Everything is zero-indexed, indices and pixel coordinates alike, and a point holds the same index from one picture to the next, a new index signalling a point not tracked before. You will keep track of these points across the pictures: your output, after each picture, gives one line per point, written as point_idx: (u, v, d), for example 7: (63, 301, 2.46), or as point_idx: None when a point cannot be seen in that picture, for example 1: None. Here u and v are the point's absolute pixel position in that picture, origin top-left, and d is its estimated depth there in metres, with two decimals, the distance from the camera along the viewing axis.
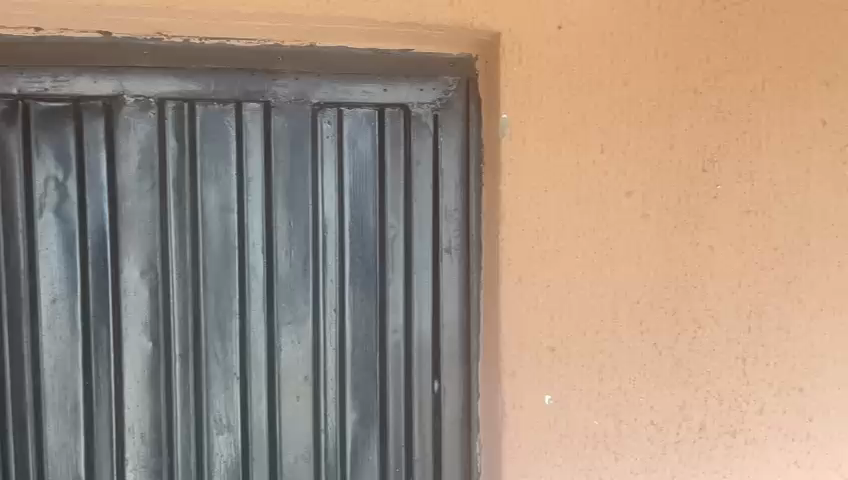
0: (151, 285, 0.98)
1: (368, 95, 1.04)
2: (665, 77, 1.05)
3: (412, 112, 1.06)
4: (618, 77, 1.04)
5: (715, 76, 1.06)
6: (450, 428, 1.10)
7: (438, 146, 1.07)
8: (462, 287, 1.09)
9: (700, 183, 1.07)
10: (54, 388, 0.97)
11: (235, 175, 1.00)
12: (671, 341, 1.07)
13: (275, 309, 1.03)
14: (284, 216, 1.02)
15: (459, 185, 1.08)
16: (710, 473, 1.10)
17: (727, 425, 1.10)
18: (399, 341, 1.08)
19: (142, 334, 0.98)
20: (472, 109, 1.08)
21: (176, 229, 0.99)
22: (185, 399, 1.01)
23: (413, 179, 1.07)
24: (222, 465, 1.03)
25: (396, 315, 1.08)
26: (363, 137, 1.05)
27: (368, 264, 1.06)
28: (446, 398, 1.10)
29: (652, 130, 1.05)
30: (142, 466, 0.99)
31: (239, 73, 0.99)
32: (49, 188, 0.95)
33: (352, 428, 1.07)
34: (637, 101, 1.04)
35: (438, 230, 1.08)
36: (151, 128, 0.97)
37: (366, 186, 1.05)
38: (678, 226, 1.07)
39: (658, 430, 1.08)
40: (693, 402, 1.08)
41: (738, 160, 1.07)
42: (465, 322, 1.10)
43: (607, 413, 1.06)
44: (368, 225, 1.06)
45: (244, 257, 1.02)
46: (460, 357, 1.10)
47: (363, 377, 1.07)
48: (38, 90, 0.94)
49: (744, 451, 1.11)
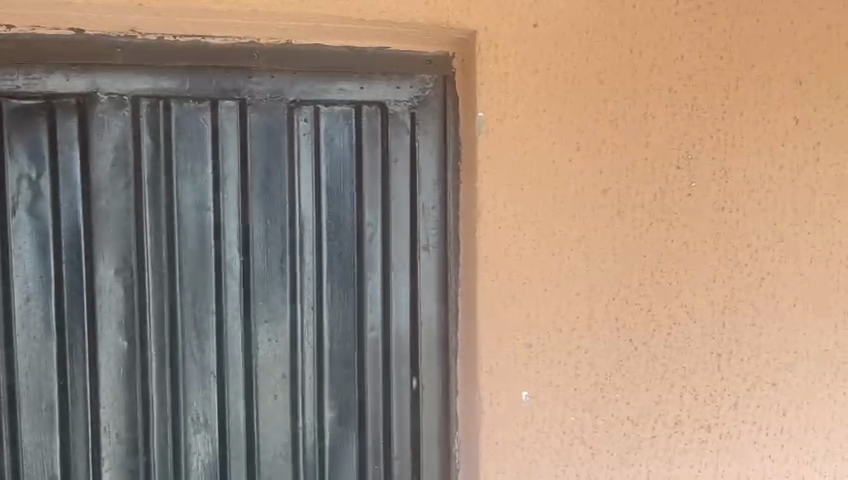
0: (126, 283, 0.98)
1: (344, 93, 1.04)
2: (640, 76, 1.06)
3: (389, 110, 1.06)
4: (593, 75, 1.04)
5: (690, 74, 1.07)
6: (429, 425, 1.11)
7: (416, 143, 1.08)
8: (440, 284, 1.10)
9: (675, 181, 1.08)
10: (29, 388, 0.96)
11: (211, 173, 1.00)
12: (646, 338, 1.08)
13: (252, 307, 1.03)
14: (261, 213, 1.02)
15: (437, 182, 1.08)
16: (685, 467, 1.11)
17: (702, 420, 1.11)
18: (377, 338, 1.09)
19: (117, 333, 0.98)
20: (449, 106, 1.08)
21: (152, 228, 0.98)
22: (162, 398, 1.00)
23: (390, 177, 1.07)
24: (200, 464, 1.03)
25: (374, 312, 1.08)
26: (340, 135, 1.05)
27: (345, 262, 1.06)
28: (424, 395, 1.10)
29: (628, 128, 1.06)
30: (118, 466, 0.99)
31: (214, 71, 0.99)
32: (22, 187, 0.94)
33: (330, 425, 1.07)
34: (612, 100, 1.05)
35: (415, 227, 1.08)
36: (126, 126, 0.97)
37: (343, 183, 1.06)
38: (653, 223, 1.07)
39: (634, 425, 1.09)
40: (668, 398, 1.10)
41: (712, 158, 1.08)
42: (443, 319, 1.10)
43: (583, 409, 1.07)
44: (345, 222, 1.06)
45: (221, 255, 1.01)
46: (439, 354, 1.10)
47: (342, 375, 1.07)
48: (10, 88, 0.93)
49: (718, 446, 1.12)
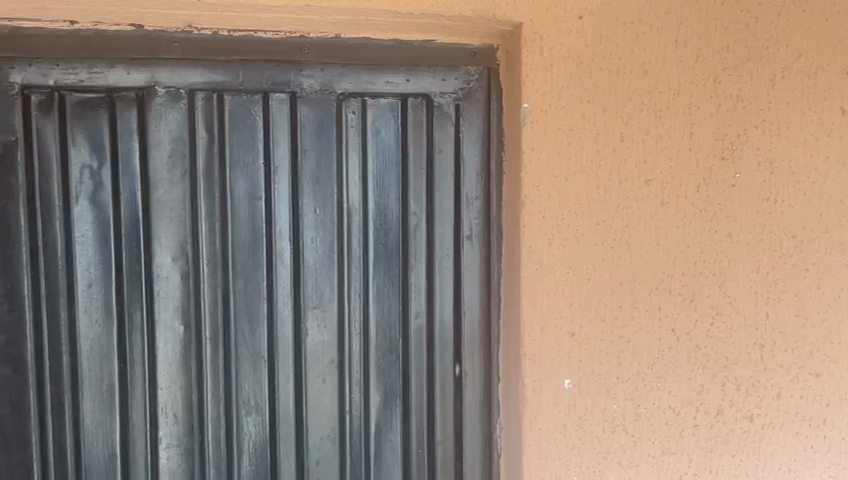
0: (182, 270, 1.02)
1: (391, 86, 1.07)
2: (684, 67, 1.06)
3: (434, 101, 1.08)
4: (638, 66, 1.05)
5: (735, 65, 1.07)
6: (471, 410, 1.13)
7: (460, 134, 1.09)
8: (483, 273, 1.12)
9: (720, 171, 1.08)
10: (91, 370, 1.01)
11: (263, 164, 1.03)
12: (689, 327, 1.09)
13: (302, 294, 1.06)
14: (310, 203, 1.05)
15: (480, 173, 1.10)
16: (727, 457, 1.12)
17: (744, 410, 1.11)
18: (421, 326, 1.11)
19: (173, 318, 1.02)
20: (493, 98, 1.09)
21: (206, 216, 1.02)
22: (216, 380, 1.04)
23: (435, 167, 1.09)
24: (251, 445, 1.06)
25: (418, 300, 1.10)
26: (387, 127, 1.07)
27: (390, 251, 1.09)
28: (467, 382, 1.13)
29: (672, 119, 1.06)
30: (175, 445, 1.03)
31: (266, 65, 1.02)
32: (84, 177, 0.98)
33: (375, 409, 1.10)
34: (656, 90, 1.06)
35: (459, 217, 1.10)
36: (182, 119, 1.00)
37: (389, 174, 1.08)
38: (697, 213, 1.08)
39: (676, 414, 1.10)
40: (711, 387, 1.10)
41: (757, 149, 1.08)
42: (486, 308, 1.12)
43: (625, 397, 1.08)
44: (391, 212, 1.08)
45: (271, 244, 1.05)
46: (481, 341, 1.12)
47: (386, 361, 1.10)
48: (74, 82, 0.97)
49: (761, 436, 1.12)
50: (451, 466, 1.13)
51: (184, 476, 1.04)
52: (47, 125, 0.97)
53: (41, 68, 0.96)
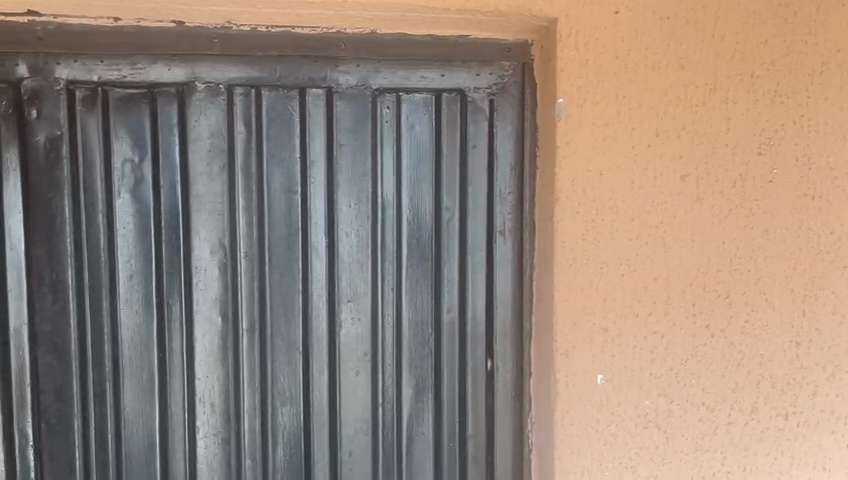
0: (221, 262, 1.03)
1: (425, 81, 1.07)
2: (721, 61, 1.05)
3: (468, 96, 1.09)
4: (674, 61, 1.04)
5: (773, 59, 1.06)
6: (502, 405, 1.13)
7: (494, 129, 1.10)
8: (515, 268, 1.12)
9: (756, 167, 1.07)
10: (131, 359, 1.03)
11: (299, 158, 1.05)
12: (723, 324, 1.08)
13: (336, 287, 1.08)
14: (345, 197, 1.06)
15: (513, 168, 1.11)
16: (761, 455, 1.11)
17: (779, 408, 1.10)
18: (454, 320, 1.12)
19: (211, 309, 1.04)
20: (527, 93, 1.10)
21: (244, 210, 1.04)
22: (252, 371, 1.06)
23: (468, 162, 1.10)
24: (286, 436, 1.08)
25: (451, 294, 1.11)
26: (421, 122, 1.08)
27: (423, 246, 1.10)
28: (499, 376, 1.13)
29: (708, 114, 1.06)
30: (212, 434, 1.05)
31: (303, 60, 1.03)
32: (126, 171, 1.01)
33: (408, 402, 1.11)
34: (693, 85, 1.05)
35: (492, 212, 1.11)
36: (221, 114, 1.02)
37: (424, 169, 1.09)
38: (733, 209, 1.07)
39: (710, 411, 1.09)
40: (745, 385, 1.09)
41: (794, 144, 1.07)
42: (518, 303, 1.13)
43: (659, 394, 1.08)
44: (425, 207, 1.09)
45: (307, 238, 1.06)
46: (513, 336, 1.13)
47: (419, 354, 1.11)
48: (117, 77, 0.99)
49: (795, 434, 1.11)
50: (482, 460, 1.14)
51: (220, 465, 1.06)
52: (90, 119, 0.99)
53: (85, 64, 0.98)
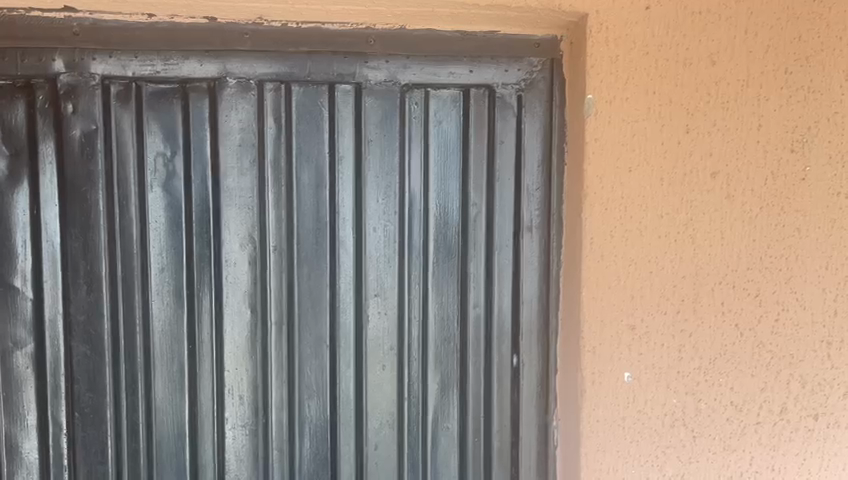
0: (250, 256, 1.05)
1: (454, 77, 1.07)
2: (754, 57, 1.04)
3: (497, 92, 1.09)
4: (705, 57, 1.03)
5: (807, 56, 1.04)
6: (528, 401, 1.13)
7: (522, 126, 1.10)
8: (542, 265, 1.12)
9: (788, 164, 1.06)
10: (162, 351, 1.04)
11: (328, 154, 1.05)
12: (753, 323, 1.07)
13: (364, 282, 1.08)
14: (373, 193, 1.07)
15: (541, 164, 1.10)
16: (790, 455, 1.10)
17: (809, 409, 1.09)
18: (480, 316, 1.12)
19: (241, 302, 1.05)
20: (556, 89, 1.09)
21: (273, 205, 1.05)
22: (280, 364, 1.07)
23: (496, 158, 1.09)
24: (312, 429, 1.09)
25: (478, 290, 1.11)
26: (449, 118, 1.08)
27: (450, 242, 1.10)
28: (524, 373, 1.13)
29: (740, 110, 1.04)
30: (240, 425, 1.07)
31: (333, 56, 1.04)
32: (158, 165, 1.02)
33: (433, 397, 1.12)
34: (724, 81, 1.04)
35: (519, 208, 1.11)
36: (252, 109, 1.03)
37: (451, 165, 1.09)
38: (764, 207, 1.06)
39: (738, 410, 1.08)
40: (775, 385, 1.08)
41: (828, 142, 1.06)
42: (544, 300, 1.12)
43: (686, 392, 1.08)
44: (452, 202, 1.09)
45: (335, 233, 1.07)
46: (539, 333, 1.13)
47: (445, 350, 1.12)
48: (151, 73, 1.01)
49: (824, 435, 1.10)
50: (506, 456, 1.14)
51: (248, 456, 1.07)
52: (124, 114, 1.01)
53: (120, 60, 1.00)
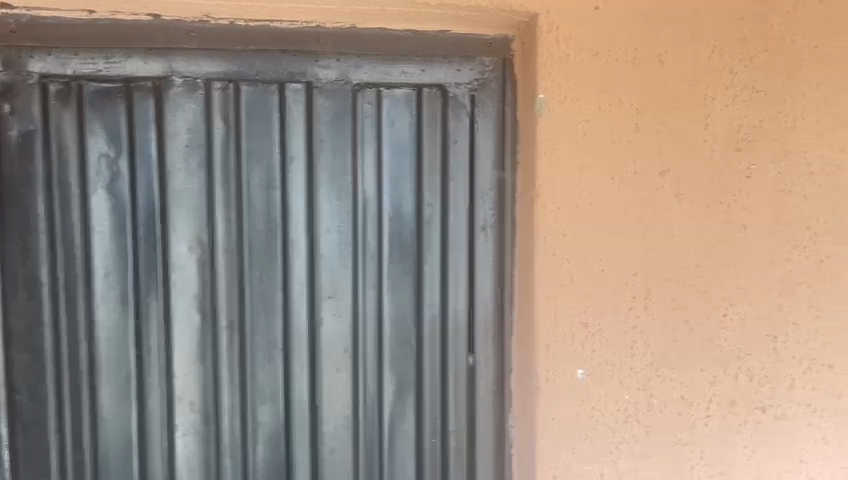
0: (199, 259, 1.02)
1: (406, 76, 1.07)
2: (700, 57, 1.06)
3: (449, 92, 1.09)
4: (653, 57, 1.05)
5: (750, 56, 1.07)
6: (484, 400, 1.14)
7: (475, 125, 1.10)
8: (497, 263, 1.12)
9: (734, 162, 1.08)
10: (107, 358, 1.01)
11: (278, 154, 1.04)
12: (702, 319, 1.09)
13: (317, 285, 1.07)
14: (325, 194, 1.06)
15: (495, 163, 1.11)
16: (739, 447, 1.12)
17: (756, 401, 1.12)
18: (435, 316, 1.11)
19: (190, 307, 1.03)
20: (508, 88, 1.09)
21: (223, 207, 1.02)
22: (231, 368, 1.05)
23: (449, 156, 1.09)
24: (266, 434, 1.07)
25: (432, 290, 1.11)
26: (402, 117, 1.08)
27: (405, 242, 1.09)
28: (480, 372, 1.13)
29: (687, 110, 1.06)
30: (191, 433, 1.04)
31: (282, 55, 1.03)
32: (102, 167, 0.99)
33: (389, 399, 1.11)
34: (672, 81, 1.06)
35: (473, 207, 1.11)
36: (199, 109, 1.01)
37: (405, 165, 1.08)
38: (711, 205, 1.08)
39: (689, 404, 1.10)
40: (723, 378, 1.11)
41: (771, 140, 1.08)
42: (499, 298, 1.13)
43: (638, 388, 1.09)
44: (405, 203, 1.09)
45: (286, 234, 1.05)
46: (494, 332, 1.13)
47: (401, 351, 1.11)
48: (93, 71, 0.98)
49: (773, 427, 1.12)
50: (463, 456, 1.14)
51: (199, 464, 1.05)
52: (64, 114, 0.98)
53: (60, 58, 0.97)
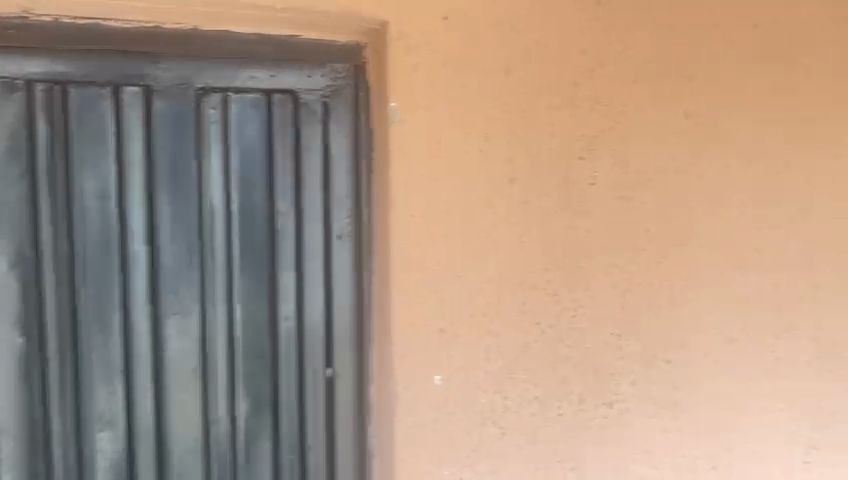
0: (22, 277, 0.94)
1: (254, 81, 1.03)
2: (546, 69, 1.10)
3: (300, 98, 1.06)
4: (500, 67, 1.08)
5: (592, 69, 1.12)
6: (344, 412, 1.11)
7: (328, 131, 1.07)
8: (354, 271, 1.10)
9: (578, 170, 1.13)
10: None
11: (114, 163, 0.97)
12: (551, 320, 1.13)
13: (160, 300, 1.01)
14: (167, 204, 1.00)
15: (349, 168, 1.09)
16: (589, 442, 1.17)
17: (603, 397, 1.17)
18: (291, 329, 1.08)
19: (12, 329, 0.94)
20: (362, 94, 1.08)
21: (49, 221, 0.95)
22: (64, 394, 0.97)
23: (302, 164, 1.06)
24: (105, 463, 0.99)
25: (288, 302, 1.08)
26: (251, 123, 1.03)
27: (257, 251, 1.05)
28: (339, 383, 1.11)
29: (534, 119, 1.10)
30: (16, 467, 0.95)
31: (116, 57, 0.96)
32: None
33: (244, 417, 1.06)
34: (519, 91, 1.09)
35: (328, 214, 1.08)
36: (19, 112, 0.93)
37: (255, 172, 1.04)
38: (558, 211, 1.12)
39: (541, 404, 1.14)
40: (573, 376, 1.15)
41: (612, 149, 1.14)
42: (358, 301, 1.11)
43: (494, 391, 1.11)
44: (256, 211, 1.05)
45: (125, 248, 0.98)
46: (352, 340, 1.11)
47: (255, 367, 1.06)
48: None
49: (620, 421, 1.18)
50: (323, 471, 1.11)
51: None
52: None
53: None
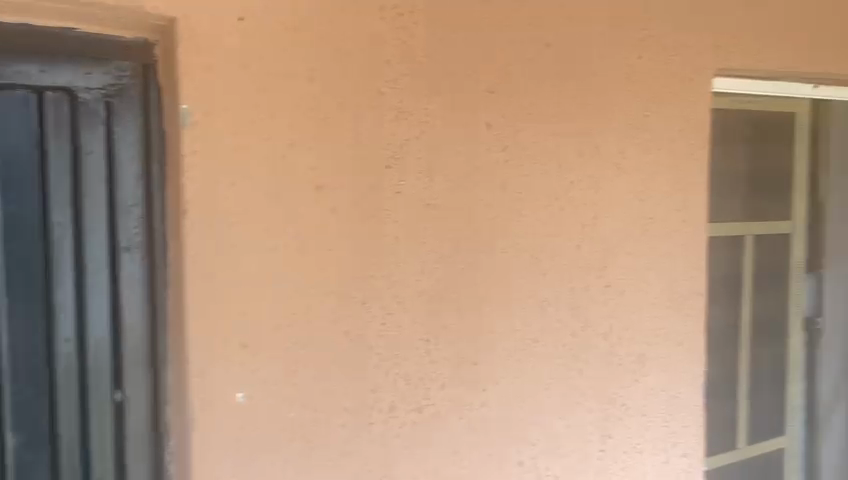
0: None
1: (22, 76, 0.92)
2: (350, 76, 1.08)
3: (79, 98, 0.97)
4: (302, 72, 1.05)
5: (396, 78, 1.12)
6: (136, 439, 1.03)
7: (113, 135, 0.99)
8: (146, 286, 1.02)
9: (385, 178, 1.12)
10: None
11: None
12: (361, 328, 1.12)
13: None
14: None
15: (139, 176, 1.01)
16: (401, 449, 1.16)
17: (414, 403, 1.17)
18: (71, 352, 0.98)
19: None
20: (153, 95, 1.01)
21: None
22: None
23: (81, 169, 0.97)
24: None
25: (67, 322, 0.97)
26: (18, 122, 0.93)
27: (29, 267, 0.94)
28: (130, 407, 1.02)
29: (338, 126, 1.08)
30: None
31: None
32: None
33: (13, 454, 0.94)
34: (322, 98, 1.07)
35: (114, 225, 1.00)
36: None
37: (24, 178, 0.93)
38: (366, 219, 1.11)
39: (352, 414, 1.12)
40: (383, 384, 1.14)
41: (418, 158, 1.15)
42: (151, 323, 1.03)
43: (302, 404, 1.08)
44: (26, 222, 0.94)
45: None
46: (145, 362, 1.03)
47: (27, 396, 0.95)
48: None
49: (431, 425, 1.19)
50: None
51: None
52: None
53: None
